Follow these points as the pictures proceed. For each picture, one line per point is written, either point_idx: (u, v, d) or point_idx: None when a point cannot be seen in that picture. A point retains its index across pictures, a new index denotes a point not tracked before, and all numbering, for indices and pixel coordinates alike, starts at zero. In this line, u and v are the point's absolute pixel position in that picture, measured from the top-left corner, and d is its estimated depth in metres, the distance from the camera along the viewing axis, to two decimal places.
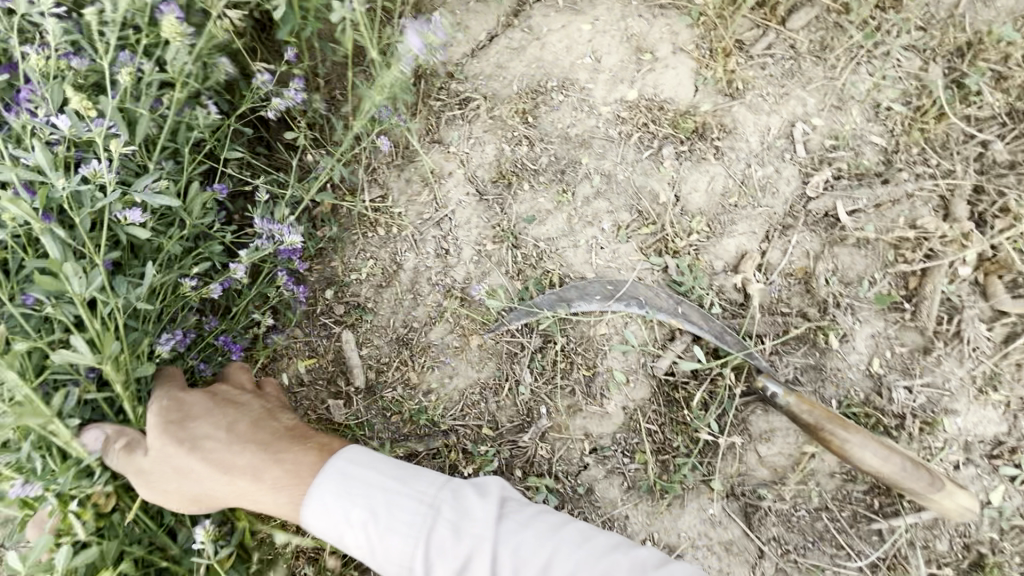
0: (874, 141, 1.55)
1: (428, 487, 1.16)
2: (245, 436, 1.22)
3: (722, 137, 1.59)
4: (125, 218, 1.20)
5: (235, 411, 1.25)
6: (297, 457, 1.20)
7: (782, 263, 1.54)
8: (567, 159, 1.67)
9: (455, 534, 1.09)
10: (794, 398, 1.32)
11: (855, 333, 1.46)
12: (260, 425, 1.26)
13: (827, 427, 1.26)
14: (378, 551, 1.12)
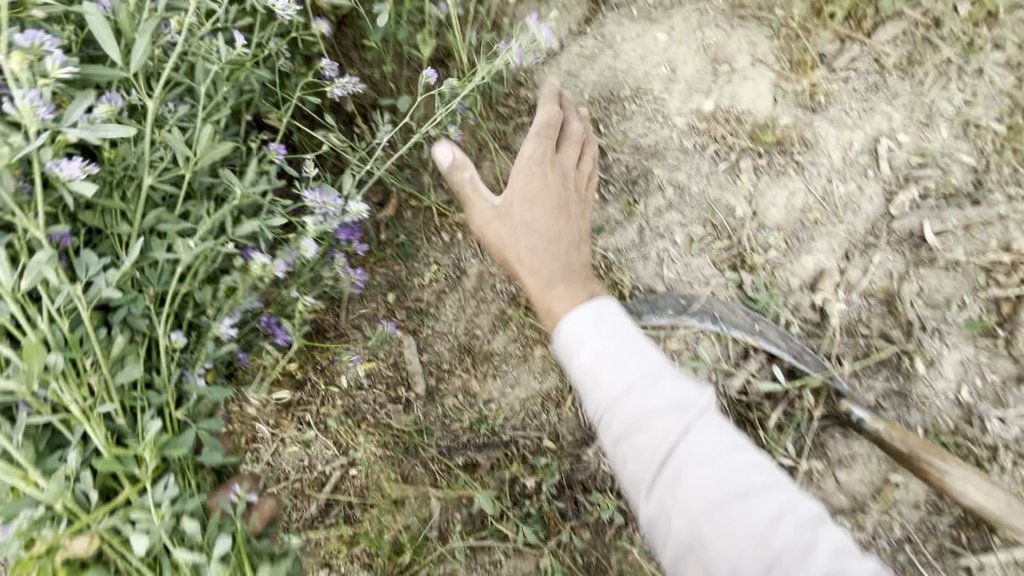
0: (963, 160, 1.50)
1: (648, 365, 1.04)
2: (560, 242, 1.39)
3: (803, 151, 1.55)
4: (60, 169, 0.93)
5: (568, 223, 1.42)
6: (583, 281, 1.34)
7: (863, 283, 1.49)
8: (639, 169, 1.63)
9: (652, 434, 0.99)
10: (884, 424, 1.31)
11: (943, 359, 1.42)
12: (565, 240, 1.40)
13: (923, 455, 1.26)
14: (589, 380, 1.06)
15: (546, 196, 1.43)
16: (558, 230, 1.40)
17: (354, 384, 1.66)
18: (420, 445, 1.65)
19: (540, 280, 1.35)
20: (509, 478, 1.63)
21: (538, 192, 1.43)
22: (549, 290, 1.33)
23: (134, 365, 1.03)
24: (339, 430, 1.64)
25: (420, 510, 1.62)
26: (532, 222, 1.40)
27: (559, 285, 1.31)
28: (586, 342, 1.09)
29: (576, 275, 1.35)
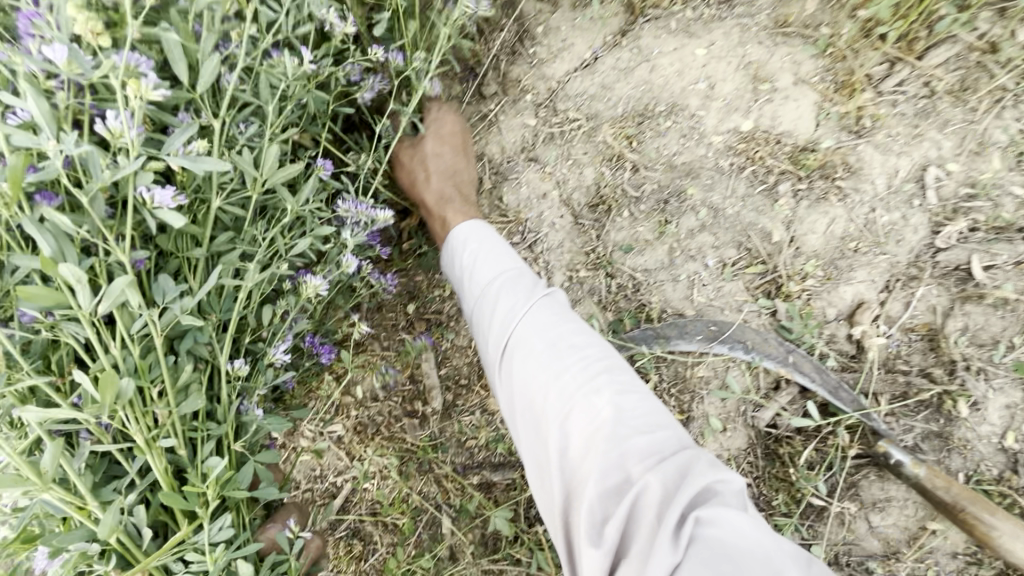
0: (1017, 193, 1.42)
1: (521, 297, 1.08)
2: (454, 177, 1.51)
3: (845, 177, 1.49)
4: (151, 197, 0.85)
5: (466, 165, 1.55)
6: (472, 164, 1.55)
7: (903, 317, 1.43)
8: (672, 188, 1.58)
9: (541, 349, 1.00)
10: (925, 470, 1.24)
11: (988, 402, 1.35)
12: (460, 178, 1.52)
13: (969, 508, 1.18)
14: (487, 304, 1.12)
15: (447, 139, 1.54)
16: (458, 171, 1.53)
17: (370, 395, 1.63)
18: (434, 461, 1.61)
19: (437, 201, 1.46)
20: (525, 500, 1.58)
21: (447, 136, 1.54)
22: (445, 202, 1.45)
23: (199, 394, 0.93)
24: (354, 441, 1.62)
25: (432, 527, 1.59)
26: (438, 160, 1.50)
27: (459, 199, 1.46)
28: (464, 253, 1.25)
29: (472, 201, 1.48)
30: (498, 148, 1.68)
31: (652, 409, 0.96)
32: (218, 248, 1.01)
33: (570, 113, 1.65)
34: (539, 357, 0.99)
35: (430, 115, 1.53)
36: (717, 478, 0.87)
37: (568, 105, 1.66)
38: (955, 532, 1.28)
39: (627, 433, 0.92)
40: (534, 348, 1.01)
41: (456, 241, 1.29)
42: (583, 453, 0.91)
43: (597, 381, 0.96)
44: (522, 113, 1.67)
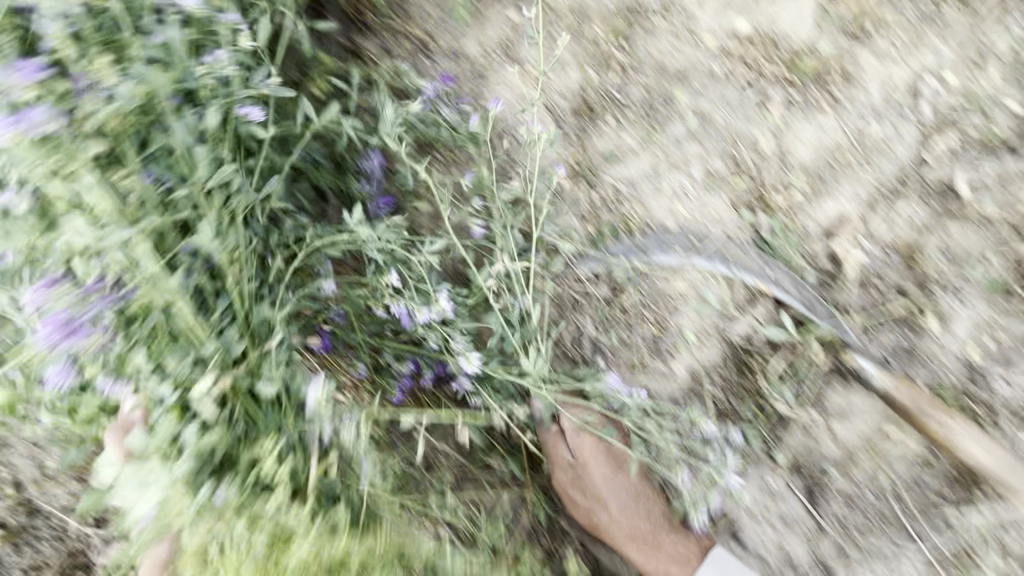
0: (1009, 107, 1.38)
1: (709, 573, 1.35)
2: (640, 504, 1.43)
3: (840, 85, 1.42)
4: (245, 116, 1.24)
5: (644, 499, 1.44)
6: (623, 479, 1.45)
7: (885, 233, 1.40)
8: (660, 94, 1.50)
9: None
10: (889, 378, 1.31)
11: (956, 317, 1.35)
12: (645, 490, 1.44)
13: (926, 411, 1.27)
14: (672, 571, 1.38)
15: (596, 451, 1.46)
16: (639, 475, 1.46)
17: None
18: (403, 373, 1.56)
19: (641, 539, 1.41)
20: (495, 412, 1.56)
21: (595, 442, 1.46)
22: (657, 540, 1.41)
23: (239, 268, 1.25)
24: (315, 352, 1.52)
25: (400, 437, 1.55)
26: (601, 473, 1.44)
27: (663, 534, 1.41)
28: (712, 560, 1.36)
29: (672, 525, 1.42)
30: (479, 48, 1.57)
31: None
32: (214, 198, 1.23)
33: (556, 7, 1.52)
34: None
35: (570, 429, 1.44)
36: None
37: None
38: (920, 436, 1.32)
39: None
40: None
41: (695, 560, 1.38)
42: None
43: None
44: (505, 9, 1.55)
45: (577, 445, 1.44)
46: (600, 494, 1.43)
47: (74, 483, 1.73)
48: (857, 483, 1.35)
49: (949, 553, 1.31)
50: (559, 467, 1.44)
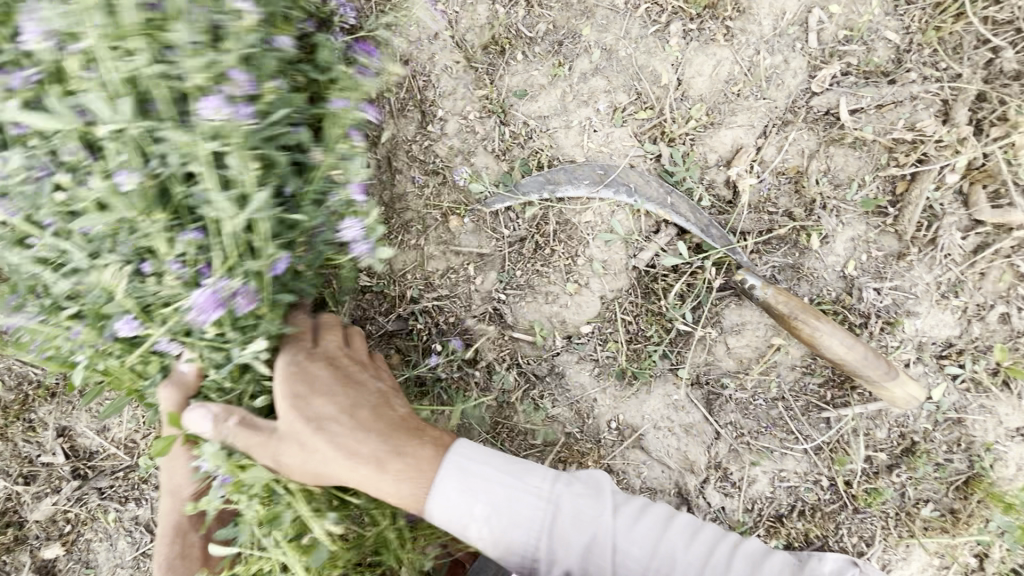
0: (888, 37, 1.46)
1: (541, 482, 1.08)
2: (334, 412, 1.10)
3: (734, 17, 1.48)
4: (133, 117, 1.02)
5: (353, 402, 1.13)
6: (350, 399, 1.13)
7: (776, 161, 1.49)
8: (566, 29, 1.52)
9: (574, 527, 1.06)
10: (771, 290, 1.37)
11: (836, 235, 1.47)
12: (368, 419, 1.11)
13: (799, 317, 1.34)
14: (501, 516, 1.06)
15: (316, 394, 1.13)
16: (362, 412, 1.12)
17: None
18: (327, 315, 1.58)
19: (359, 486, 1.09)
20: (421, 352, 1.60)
21: (305, 378, 1.14)
22: (384, 462, 1.07)
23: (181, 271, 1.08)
24: None
25: None
26: (312, 415, 1.11)
27: (391, 446, 1.08)
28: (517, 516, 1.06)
29: (399, 442, 1.09)
30: None
31: (591, 538, 1.05)
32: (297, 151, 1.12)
33: None
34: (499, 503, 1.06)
35: (281, 374, 1.15)
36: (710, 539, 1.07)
37: None
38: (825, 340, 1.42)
39: (517, 515, 1.06)
40: (452, 502, 1.06)
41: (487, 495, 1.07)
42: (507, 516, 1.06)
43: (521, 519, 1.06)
44: None
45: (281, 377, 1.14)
46: (312, 412, 1.11)
47: None
48: (748, 391, 1.50)
49: (827, 447, 1.47)
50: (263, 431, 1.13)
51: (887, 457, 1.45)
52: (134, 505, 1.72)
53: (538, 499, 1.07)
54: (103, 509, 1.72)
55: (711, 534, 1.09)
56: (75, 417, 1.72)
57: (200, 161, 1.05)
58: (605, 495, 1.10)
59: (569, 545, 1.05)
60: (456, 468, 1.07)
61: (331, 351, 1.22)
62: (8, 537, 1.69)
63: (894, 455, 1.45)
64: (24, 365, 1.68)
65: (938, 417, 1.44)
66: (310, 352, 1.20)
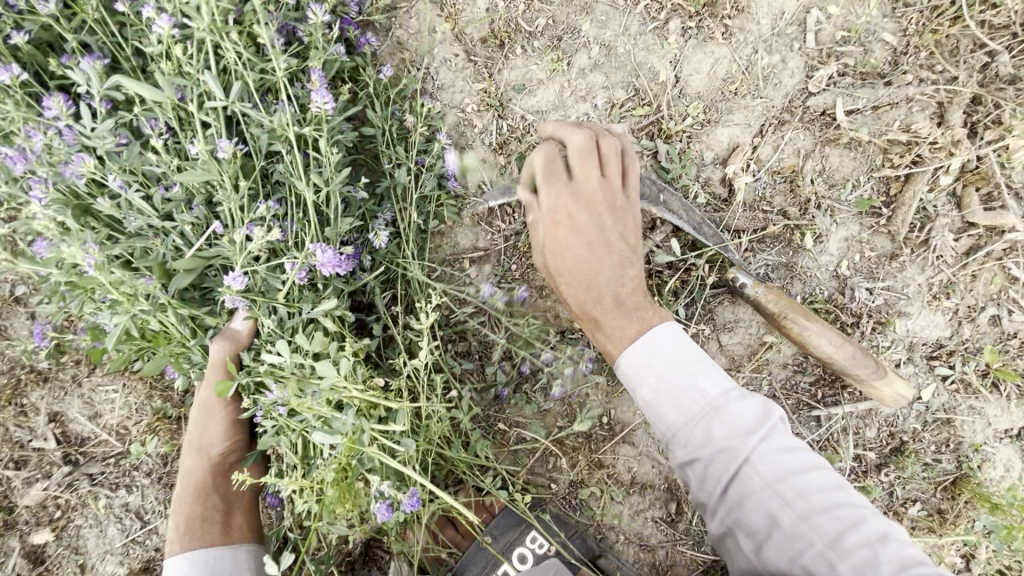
0: (885, 39, 1.47)
1: (711, 387, 1.03)
2: (581, 260, 1.18)
3: (733, 16, 1.49)
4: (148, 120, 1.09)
5: (624, 263, 1.19)
6: (618, 254, 1.19)
7: (771, 160, 1.50)
8: (566, 24, 1.52)
9: (722, 423, 1.01)
10: (762, 289, 1.38)
11: (830, 235, 1.48)
12: (621, 282, 1.17)
13: (790, 315, 1.34)
14: (662, 402, 1.05)
15: (622, 255, 1.20)
16: (626, 278, 1.17)
17: None
18: None
19: (585, 316, 1.18)
20: None
21: (570, 226, 1.20)
22: (598, 319, 1.16)
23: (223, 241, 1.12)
24: None
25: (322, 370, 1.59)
26: (576, 236, 1.19)
27: (637, 301, 1.16)
28: (674, 406, 1.04)
29: (637, 308, 1.15)
30: None
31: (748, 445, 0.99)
32: (307, 133, 1.10)
33: None
34: (668, 379, 1.06)
35: (554, 187, 1.22)
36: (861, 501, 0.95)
37: None
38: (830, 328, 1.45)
39: (674, 398, 1.04)
40: (641, 359, 1.09)
41: (655, 377, 1.07)
42: (673, 402, 1.04)
43: (687, 403, 1.03)
44: None
45: (546, 181, 1.24)
46: (594, 242, 1.19)
47: None
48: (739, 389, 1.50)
49: (816, 445, 1.48)
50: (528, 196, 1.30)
51: (876, 456, 1.46)
52: (124, 492, 1.72)
53: (701, 399, 1.03)
54: (93, 495, 1.72)
55: (860, 501, 0.97)
56: (67, 402, 1.72)
57: (215, 138, 1.10)
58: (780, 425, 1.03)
59: (723, 440, 1.00)
60: (659, 336, 1.10)
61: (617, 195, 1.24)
62: None
63: (883, 454, 1.46)
64: (16, 349, 1.68)
65: (927, 417, 1.45)
66: (596, 180, 1.22)
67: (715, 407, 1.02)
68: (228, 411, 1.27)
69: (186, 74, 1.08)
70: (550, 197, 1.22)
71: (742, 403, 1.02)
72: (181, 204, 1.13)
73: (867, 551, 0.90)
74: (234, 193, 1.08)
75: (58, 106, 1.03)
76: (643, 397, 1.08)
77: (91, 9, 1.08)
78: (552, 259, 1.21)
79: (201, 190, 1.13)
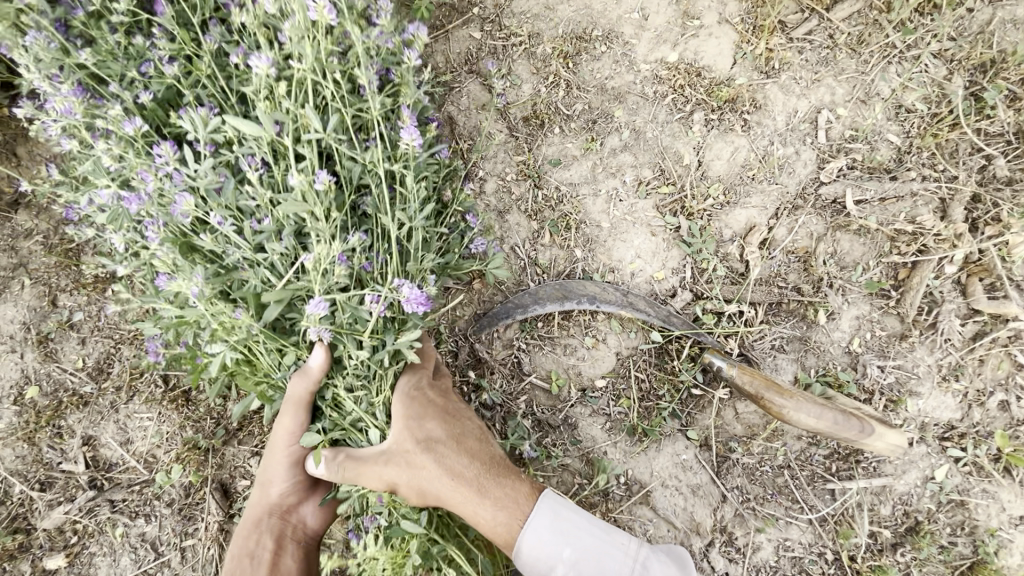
0: (890, 139, 1.62)
1: (629, 542, 1.32)
2: (436, 491, 1.25)
3: (751, 112, 1.65)
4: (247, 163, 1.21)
5: (479, 463, 1.29)
6: (478, 472, 1.28)
7: (786, 240, 1.62)
8: (600, 110, 1.69)
9: None
10: (737, 370, 1.49)
11: (842, 313, 1.57)
12: (473, 448, 1.31)
13: (766, 396, 1.46)
14: None
15: (477, 471, 1.28)
16: (467, 439, 1.32)
17: None
18: None
19: (461, 491, 1.25)
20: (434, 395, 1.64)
21: (415, 454, 1.24)
22: (481, 487, 1.26)
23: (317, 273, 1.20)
24: None
25: None
26: (423, 437, 1.27)
27: (494, 477, 1.29)
28: (574, 564, 1.26)
29: (496, 473, 1.30)
30: (443, 56, 1.68)
31: None
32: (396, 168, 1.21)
33: (513, 28, 1.68)
34: (577, 541, 1.27)
35: (396, 406, 1.28)
36: None
37: (513, 20, 1.68)
38: (842, 397, 1.52)
39: (589, 568, 1.26)
40: (551, 545, 1.26)
41: (555, 551, 1.26)
42: (610, 553, 1.29)
43: (591, 541, 1.29)
44: (468, 24, 1.68)
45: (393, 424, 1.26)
46: (451, 471, 1.26)
47: (19, 446, 1.74)
48: (755, 457, 1.55)
49: (832, 518, 1.50)
50: (362, 461, 1.24)
51: (892, 534, 1.48)
52: (142, 521, 1.75)
53: (625, 556, 1.29)
54: (111, 523, 1.74)
55: None
56: (102, 427, 1.78)
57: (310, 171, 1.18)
58: (684, 568, 1.34)
59: None
60: (550, 512, 1.28)
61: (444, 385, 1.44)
62: (14, 543, 1.71)
63: (899, 533, 1.48)
64: (63, 372, 1.77)
65: (942, 498, 1.47)
66: (431, 380, 1.36)
67: (643, 559, 1.30)
68: (288, 457, 1.31)
69: (291, 118, 1.18)
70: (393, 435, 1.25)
71: (646, 554, 1.32)
72: (276, 236, 1.22)
73: None
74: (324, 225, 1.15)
75: (168, 154, 1.20)
76: None
77: (205, 67, 1.23)
78: (413, 501, 1.25)
79: (293, 222, 1.23)
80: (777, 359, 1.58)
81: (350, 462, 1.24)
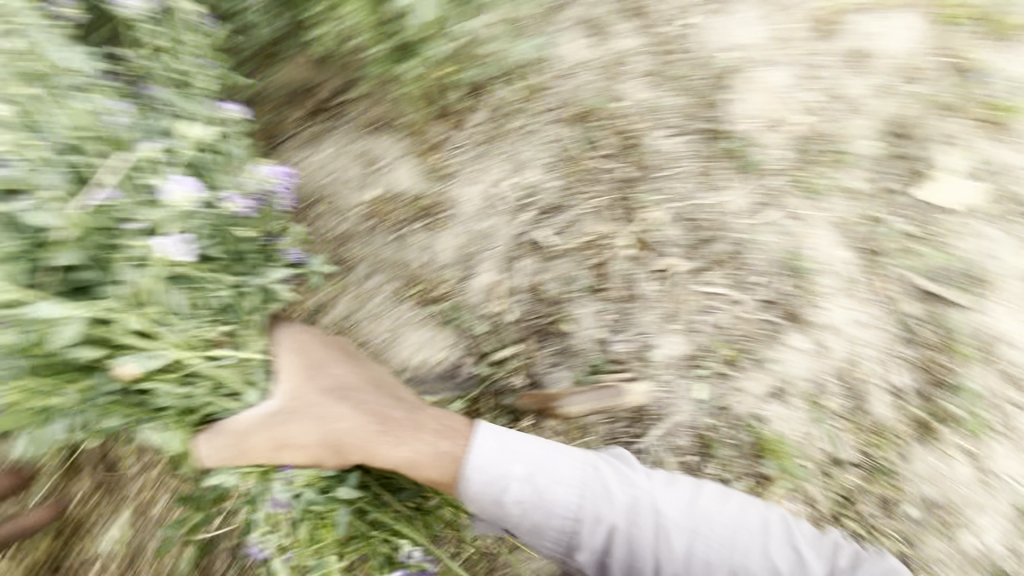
0: (552, 185, 2.15)
1: (580, 454, 1.81)
2: (366, 431, 1.70)
3: (448, 208, 2.12)
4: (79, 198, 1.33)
5: (394, 403, 1.79)
6: (391, 406, 1.77)
7: (519, 284, 2.09)
8: (339, 255, 2.07)
9: (608, 496, 1.74)
10: (520, 396, 2.07)
11: (579, 316, 2.08)
12: (383, 389, 1.82)
13: (548, 405, 2.06)
14: (545, 491, 1.72)
15: (388, 406, 1.77)
16: (375, 377, 1.84)
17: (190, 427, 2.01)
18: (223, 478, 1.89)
19: (387, 424, 1.73)
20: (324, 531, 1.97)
21: (324, 399, 1.69)
22: (386, 430, 1.72)
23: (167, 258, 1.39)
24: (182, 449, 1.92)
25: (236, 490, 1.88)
26: (328, 390, 1.72)
27: (417, 414, 1.79)
28: (536, 478, 1.73)
29: (410, 406, 1.81)
30: None
31: (627, 487, 1.77)
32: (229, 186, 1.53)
33: None
34: (534, 463, 1.75)
35: (282, 358, 1.65)
36: (709, 487, 1.81)
37: None
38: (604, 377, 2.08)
39: (552, 478, 1.74)
40: (500, 462, 1.74)
41: (501, 468, 1.73)
42: (571, 465, 1.77)
43: (542, 459, 1.76)
44: None
45: (290, 377, 1.65)
46: (373, 415, 1.73)
47: None
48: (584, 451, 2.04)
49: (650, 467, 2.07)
50: (256, 429, 1.57)
51: (687, 453, 2.06)
52: None
53: (576, 465, 1.77)
54: None
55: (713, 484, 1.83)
56: None
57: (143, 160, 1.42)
58: (632, 466, 1.84)
59: (605, 490, 1.75)
60: (491, 434, 1.78)
61: (312, 331, 1.83)
62: None
63: (691, 449, 2.06)
64: None
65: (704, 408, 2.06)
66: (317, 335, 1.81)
67: (591, 464, 1.79)
68: None
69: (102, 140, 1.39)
70: (290, 393, 1.63)
71: (588, 456, 1.82)
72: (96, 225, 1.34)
73: (718, 495, 1.79)
74: (136, 163, 1.41)
75: None
76: (518, 492, 1.71)
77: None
78: (342, 448, 1.67)
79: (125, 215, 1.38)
80: (555, 372, 2.08)
81: (256, 439, 1.57)
